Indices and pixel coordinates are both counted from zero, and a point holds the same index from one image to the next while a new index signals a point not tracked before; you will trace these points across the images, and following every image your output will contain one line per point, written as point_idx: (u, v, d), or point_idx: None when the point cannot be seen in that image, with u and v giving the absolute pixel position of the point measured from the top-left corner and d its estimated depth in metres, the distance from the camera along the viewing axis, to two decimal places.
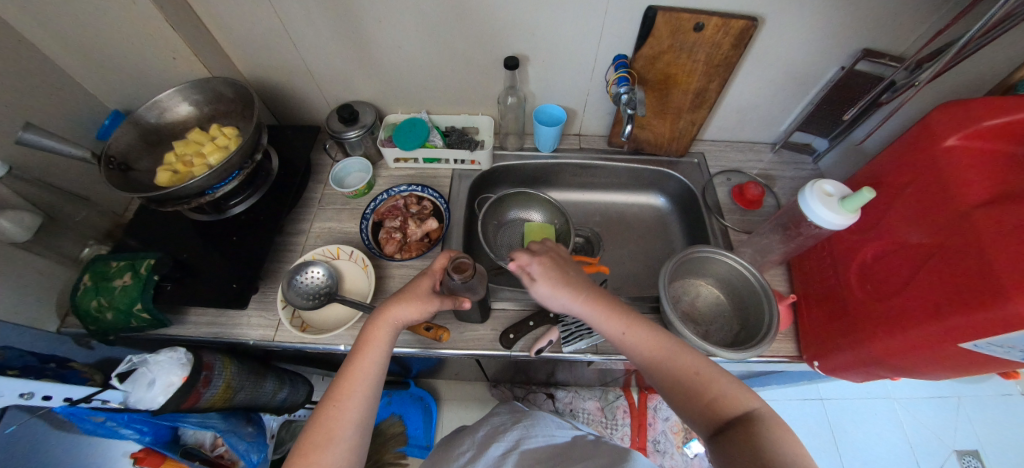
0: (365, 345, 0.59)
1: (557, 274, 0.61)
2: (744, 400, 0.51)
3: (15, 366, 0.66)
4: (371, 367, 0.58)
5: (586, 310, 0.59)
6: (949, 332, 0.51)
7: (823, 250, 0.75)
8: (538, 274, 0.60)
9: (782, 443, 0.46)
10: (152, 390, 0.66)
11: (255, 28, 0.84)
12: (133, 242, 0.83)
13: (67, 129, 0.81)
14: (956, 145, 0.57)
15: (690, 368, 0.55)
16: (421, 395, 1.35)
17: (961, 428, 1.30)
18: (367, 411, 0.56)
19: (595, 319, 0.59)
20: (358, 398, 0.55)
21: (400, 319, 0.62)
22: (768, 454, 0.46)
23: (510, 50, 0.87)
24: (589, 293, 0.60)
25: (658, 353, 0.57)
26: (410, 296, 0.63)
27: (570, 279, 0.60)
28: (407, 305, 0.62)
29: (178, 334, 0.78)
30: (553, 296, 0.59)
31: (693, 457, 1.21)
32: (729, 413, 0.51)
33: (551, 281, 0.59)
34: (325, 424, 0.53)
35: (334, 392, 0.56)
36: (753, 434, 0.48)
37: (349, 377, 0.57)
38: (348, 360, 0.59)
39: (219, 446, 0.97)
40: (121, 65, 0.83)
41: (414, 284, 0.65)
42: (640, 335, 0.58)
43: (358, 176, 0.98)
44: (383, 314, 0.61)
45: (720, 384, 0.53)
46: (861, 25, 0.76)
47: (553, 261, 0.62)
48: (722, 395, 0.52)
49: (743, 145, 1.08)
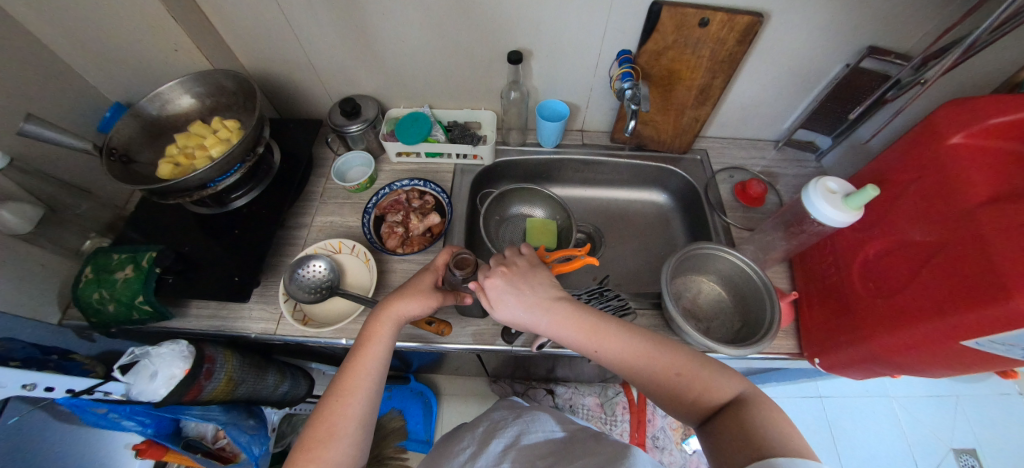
0: (368, 340, 0.59)
1: (513, 295, 0.58)
2: (731, 384, 0.52)
3: (17, 358, 0.66)
4: (374, 362, 0.58)
5: (554, 329, 0.58)
6: (950, 331, 0.52)
7: (825, 248, 0.75)
8: (494, 298, 0.59)
9: (771, 420, 0.46)
10: (154, 382, 0.66)
11: (257, 20, 0.83)
12: (135, 234, 0.83)
13: (69, 120, 0.81)
14: (961, 143, 0.57)
15: (669, 370, 0.54)
16: (421, 390, 1.36)
17: (958, 427, 1.31)
18: (369, 406, 0.56)
19: (565, 335, 0.58)
20: (360, 393, 0.55)
21: (402, 314, 0.62)
22: (754, 433, 0.46)
23: (514, 44, 0.86)
24: (551, 310, 0.58)
25: (636, 360, 0.55)
26: (413, 292, 0.63)
27: (527, 300, 0.58)
28: (409, 300, 0.62)
29: (180, 326, 0.78)
30: (515, 319, 0.58)
31: (692, 453, 1.23)
32: (718, 400, 0.51)
33: (508, 305, 0.58)
34: (326, 420, 0.53)
35: (336, 387, 0.56)
36: (742, 416, 0.48)
37: (352, 372, 0.57)
38: (350, 355, 0.59)
39: (220, 440, 1.00)
40: (122, 56, 0.83)
41: (417, 280, 0.65)
42: (611, 347, 0.56)
43: (360, 170, 0.98)
44: (385, 309, 0.61)
45: (707, 370, 0.53)
46: (868, 21, 0.75)
47: (508, 278, 0.59)
48: (710, 382, 0.52)
49: (746, 142, 1.07)
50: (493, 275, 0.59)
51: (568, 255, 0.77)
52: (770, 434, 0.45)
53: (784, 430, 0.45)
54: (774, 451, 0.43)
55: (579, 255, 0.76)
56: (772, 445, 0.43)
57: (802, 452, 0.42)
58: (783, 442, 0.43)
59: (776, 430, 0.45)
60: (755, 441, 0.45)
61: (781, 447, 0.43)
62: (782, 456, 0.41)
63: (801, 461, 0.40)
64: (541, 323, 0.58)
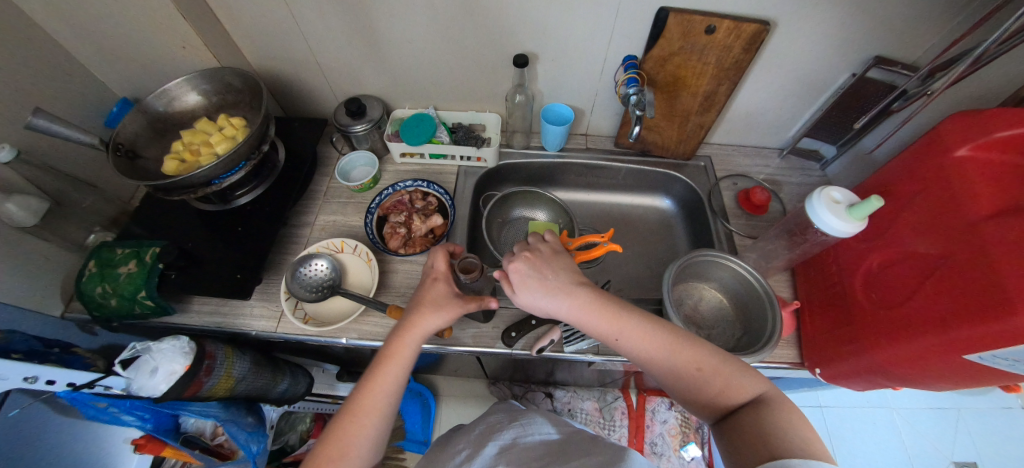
0: (388, 360, 0.58)
1: (535, 280, 0.58)
2: (753, 383, 0.51)
3: (19, 349, 0.67)
4: (391, 384, 0.57)
5: (574, 315, 0.57)
6: (952, 343, 0.51)
7: (827, 257, 0.75)
8: (516, 283, 0.59)
9: (789, 423, 0.46)
10: (154, 377, 0.66)
11: (266, 20, 0.84)
12: (139, 229, 0.84)
13: (77, 116, 0.82)
14: (966, 156, 0.57)
15: (690, 365, 0.53)
16: (420, 391, 1.34)
17: (960, 441, 1.29)
18: (384, 425, 0.56)
19: (584, 321, 0.57)
20: (375, 415, 0.55)
21: (423, 333, 0.60)
22: (776, 432, 0.45)
23: (520, 48, 0.87)
24: (573, 294, 0.57)
25: (655, 352, 0.54)
26: (431, 308, 0.61)
27: (549, 284, 0.57)
28: (433, 318, 0.60)
29: (181, 322, 0.78)
30: (536, 304, 0.58)
31: (689, 460, 1.21)
32: (737, 398, 0.51)
33: (530, 290, 0.57)
34: (340, 438, 0.53)
35: (352, 405, 0.56)
36: (762, 416, 0.48)
37: (368, 392, 0.56)
38: (368, 372, 0.58)
39: (219, 436, 1.01)
40: (130, 52, 0.83)
41: (433, 291, 0.63)
42: (633, 338, 0.55)
43: (364, 170, 0.98)
44: (407, 328, 0.60)
45: (728, 368, 0.52)
46: (874, 31, 0.75)
47: (532, 263, 0.59)
48: (731, 381, 0.52)
49: (750, 150, 1.07)
50: (517, 260, 0.60)
51: (590, 242, 0.79)
52: (789, 437, 0.45)
53: (804, 434, 0.45)
54: (790, 452, 0.43)
55: (601, 242, 0.79)
56: (790, 448, 0.43)
57: (818, 455, 0.42)
58: (800, 446, 0.43)
59: (796, 433, 0.45)
60: (772, 443, 0.45)
61: (800, 451, 0.43)
62: (796, 457, 0.42)
63: (816, 463, 0.40)
64: (562, 307, 0.57)
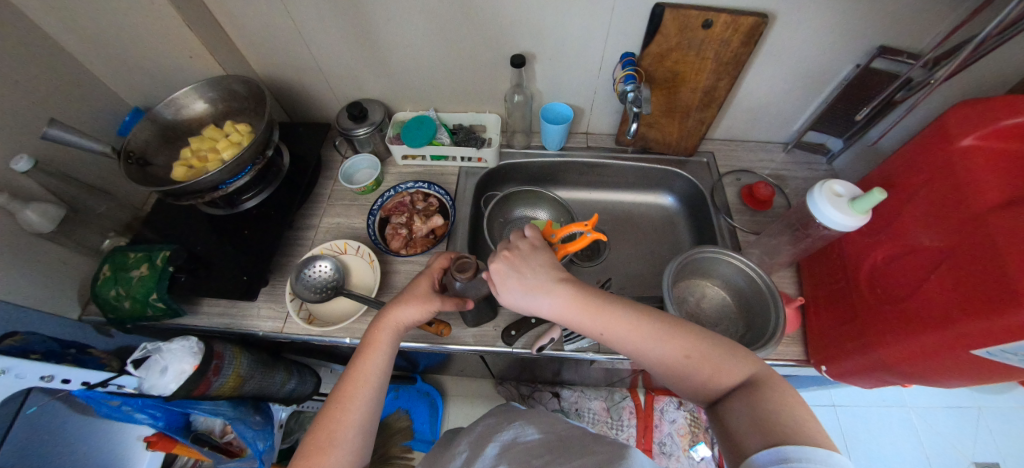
0: (369, 348, 0.60)
1: (515, 279, 0.58)
2: (742, 366, 0.51)
3: (38, 351, 0.70)
4: (374, 370, 0.58)
5: (556, 311, 0.56)
6: (959, 339, 0.50)
7: (832, 251, 0.74)
8: (498, 282, 0.58)
9: (785, 405, 0.45)
10: (165, 376, 0.69)
11: (268, 27, 0.86)
12: (151, 233, 0.86)
13: (92, 126, 0.86)
14: (972, 145, 0.55)
15: (678, 353, 0.52)
16: (427, 391, 1.36)
17: (980, 440, 1.25)
18: (369, 414, 0.56)
19: (568, 317, 0.56)
20: (360, 402, 0.55)
21: (402, 321, 0.61)
22: (770, 418, 0.45)
23: (518, 48, 0.87)
24: (553, 292, 0.56)
25: (643, 343, 0.54)
26: (412, 297, 0.63)
27: (528, 283, 0.57)
28: (412, 309, 0.62)
29: (191, 324, 0.81)
30: (518, 303, 0.57)
31: (699, 461, 1.19)
32: (727, 381, 0.51)
33: (510, 290, 0.57)
34: (327, 426, 0.54)
35: (337, 393, 0.56)
36: (754, 400, 0.47)
37: (353, 379, 0.57)
38: (352, 363, 0.59)
39: (229, 434, 1.04)
40: (139, 63, 0.86)
41: (418, 286, 0.64)
42: (619, 331, 0.54)
43: (367, 172, 1.00)
44: (387, 317, 0.61)
45: (718, 354, 0.52)
46: (877, 20, 0.73)
47: (510, 262, 0.58)
48: (721, 364, 0.51)
49: (754, 145, 1.06)
50: (496, 260, 0.59)
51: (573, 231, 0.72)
52: (784, 418, 0.44)
53: (799, 416, 0.44)
54: (783, 435, 0.43)
55: (583, 231, 0.72)
56: (786, 431, 0.43)
57: (817, 439, 0.41)
58: (795, 428, 0.43)
59: (791, 415, 0.44)
60: (767, 424, 0.44)
61: (793, 433, 0.42)
62: (792, 442, 0.41)
63: (811, 449, 0.40)
64: (544, 305, 0.56)
